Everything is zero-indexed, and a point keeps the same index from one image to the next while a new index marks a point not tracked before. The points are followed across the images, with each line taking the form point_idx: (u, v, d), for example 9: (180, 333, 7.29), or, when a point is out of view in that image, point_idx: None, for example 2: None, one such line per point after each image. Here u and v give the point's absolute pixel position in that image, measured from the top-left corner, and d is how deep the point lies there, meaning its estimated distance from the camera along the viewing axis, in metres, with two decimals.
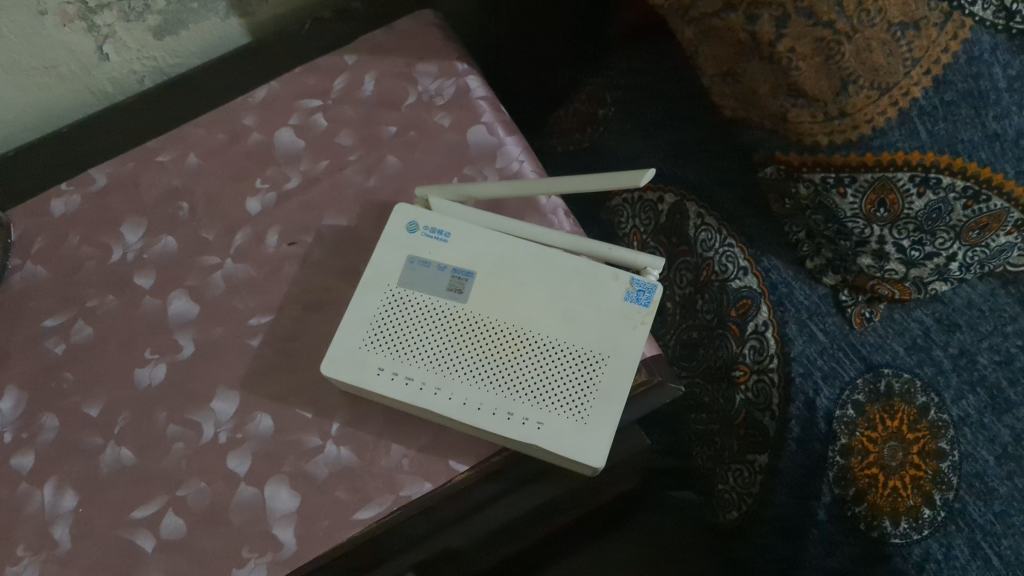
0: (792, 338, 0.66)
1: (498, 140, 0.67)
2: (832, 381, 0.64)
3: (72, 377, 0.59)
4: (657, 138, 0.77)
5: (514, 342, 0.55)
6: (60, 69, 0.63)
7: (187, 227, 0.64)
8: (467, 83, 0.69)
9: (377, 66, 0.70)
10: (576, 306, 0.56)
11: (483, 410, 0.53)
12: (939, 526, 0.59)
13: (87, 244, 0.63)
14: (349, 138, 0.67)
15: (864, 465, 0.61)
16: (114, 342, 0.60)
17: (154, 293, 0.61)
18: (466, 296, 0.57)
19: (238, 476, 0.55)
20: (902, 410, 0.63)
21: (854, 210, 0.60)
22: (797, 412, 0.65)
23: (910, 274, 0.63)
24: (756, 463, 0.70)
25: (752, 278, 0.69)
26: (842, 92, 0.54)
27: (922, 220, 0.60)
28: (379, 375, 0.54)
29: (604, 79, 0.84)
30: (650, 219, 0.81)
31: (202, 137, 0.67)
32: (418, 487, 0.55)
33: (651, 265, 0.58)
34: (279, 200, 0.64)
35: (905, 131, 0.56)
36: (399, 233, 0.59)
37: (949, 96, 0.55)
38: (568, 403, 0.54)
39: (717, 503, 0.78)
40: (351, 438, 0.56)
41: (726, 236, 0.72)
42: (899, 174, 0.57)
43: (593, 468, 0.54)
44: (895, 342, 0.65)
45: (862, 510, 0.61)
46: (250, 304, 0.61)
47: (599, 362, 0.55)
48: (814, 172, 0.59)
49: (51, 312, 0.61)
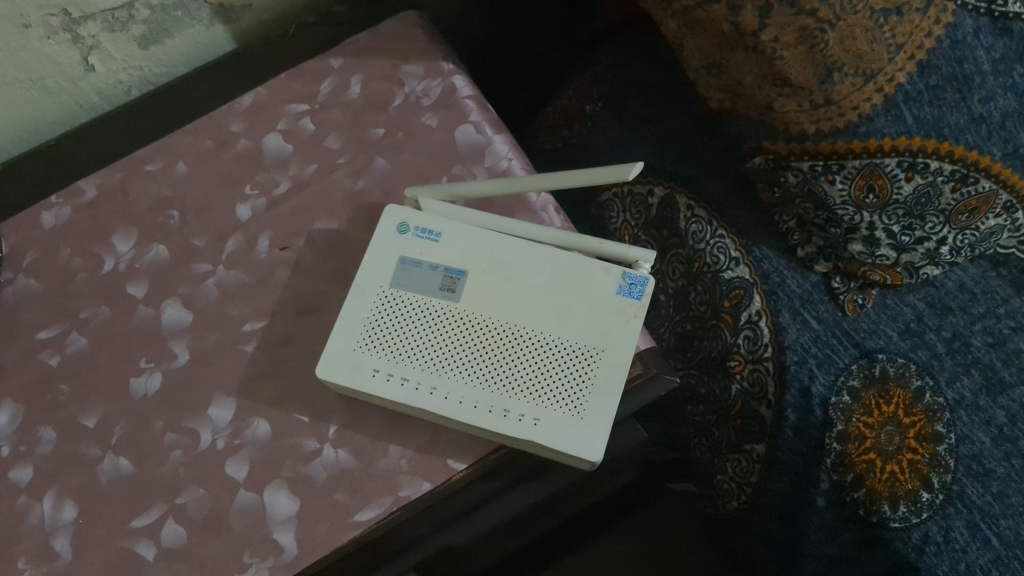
0: (786, 327, 0.66)
1: (487, 139, 0.67)
2: (827, 367, 0.65)
3: (67, 389, 0.59)
4: (644, 131, 0.78)
5: (508, 340, 0.55)
6: (46, 81, 0.63)
7: (178, 235, 0.64)
8: (454, 82, 0.70)
9: (362, 69, 0.70)
10: (570, 302, 0.56)
11: (480, 408, 0.53)
12: (938, 509, 0.59)
13: (78, 255, 0.63)
14: (337, 141, 0.67)
15: (861, 451, 0.61)
16: (108, 352, 0.60)
17: (146, 303, 0.61)
18: (458, 295, 0.57)
19: (237, 483, 0.55)
20: (897, 394, 0.63)
21: (844, 197, 0.60)
22: (793, 400, 0.65)
23: (902, 259, 0.64)
24: (753, 452, 0.70)
25: (744, 268, 0.69)
26: (827, 79, 0.54)
27: (911, 205, 0.60)
28: (375, 376, 0.54)
29: (591, 74, 0.84)
30: (641, 212, 0.81)
31: (190, 145, 0.67)
32: (417, 488, 0.55)
33: (642, 258, 0.58)
34: (269, 205, 0.64)
35: (891, 117, 0.56)
36: (389, 234, 0.59)
37: (933, 80, 0.55)
38: (564, 398, 0.54)
39: (716, 494, 0.78)
40: (348, 440, 0.56)
41: (717, 228, 0.72)
42: (887, 160, 0.58)
43: (591, 462, 0.54)
44: (888, 327, 0.65)
45: (861, 496, 0.61)
46: (243, 310, 0.61)
47: (593, 356, 0.55)
48: (802, 160, 0.60)
49: (44, 325, 0.61)
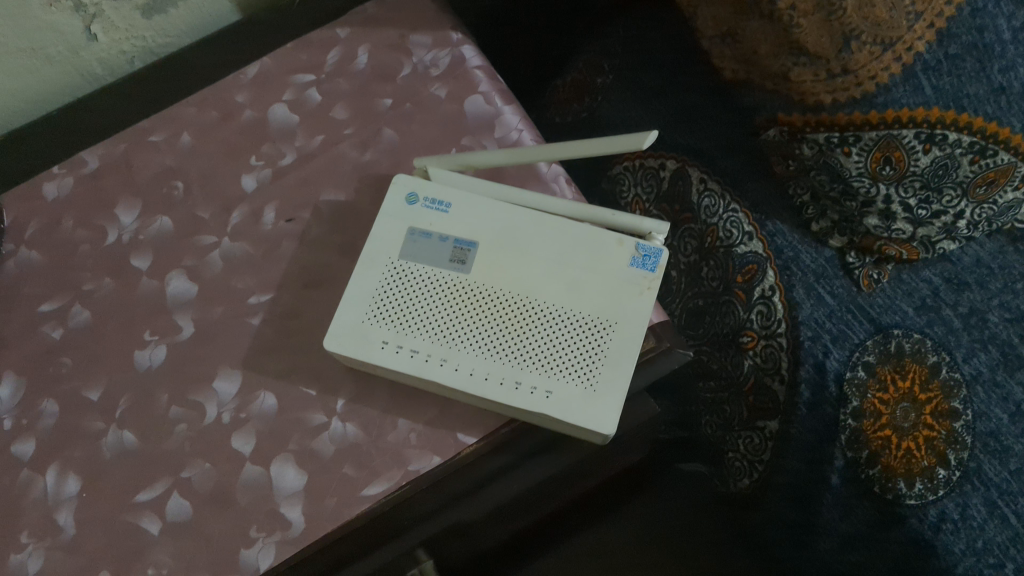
0: (800, 302, 0.65)
1: (496, 109, 0.66)
2: (842, 343, 0.64)
3: (70, 362, 0.58)
4: (655, 104, 0.77)
5: (518, 310, 0.54)
6: (47, 50, 0.60)
7: (182, 207, 0.63)
8: (463, 52, 0.68)
9: (370, 39, 0.69)
10: (582, 273, 0.55)
11: (491, 379, 0.52)
12: (955, 486, 0.58)
13: (81, 227, 0.62)
14: (344, 111, 0.66)
15: (876, 427, 0.60)
16: (112, 324, 0.59)
17: (151, 275, 0.60)
18: (468, 267, 0.56)
19: (243, 457, 0.54)
20: (913, 370, 0.62)
21: (860, 169, 0.59)
22: (807, 375, 0.64)
23: (919, 233, 0.62)
24: (766, 430, 0.69)
25: (758, 243, 0.68)
26: (844, 48, 0.54)
27: (928, 176, 0.58)
28: (384, 348, 0.53)
29: (601, 47, 0.84)
30: (653, 187, 0.80)
31: (194, 116, 0.66)
32: (427, 462, 0.54)
33: (656, 230, 0.57)
34: (274, 176, 0.63)
35: (909, 87, 0.55)
36: (398, 204, 0.57)
37: (953, 49, 0.54)
38: (576, 370, 0.53)
39: (727, 473, 0.77)
40: (356, 414, 0.56)
41: (730, 202, 0.70)
42: (904, 131, 0.56)
43: (604, 436, 0.53)
44: (904, 302, 0.64)
45: (876, 473, 0.60)
46: (249, 282, 0.60)
47: (606, 329, 0.54)
48: (818, 131, 0.59)
49: (47, 298, 0.60)
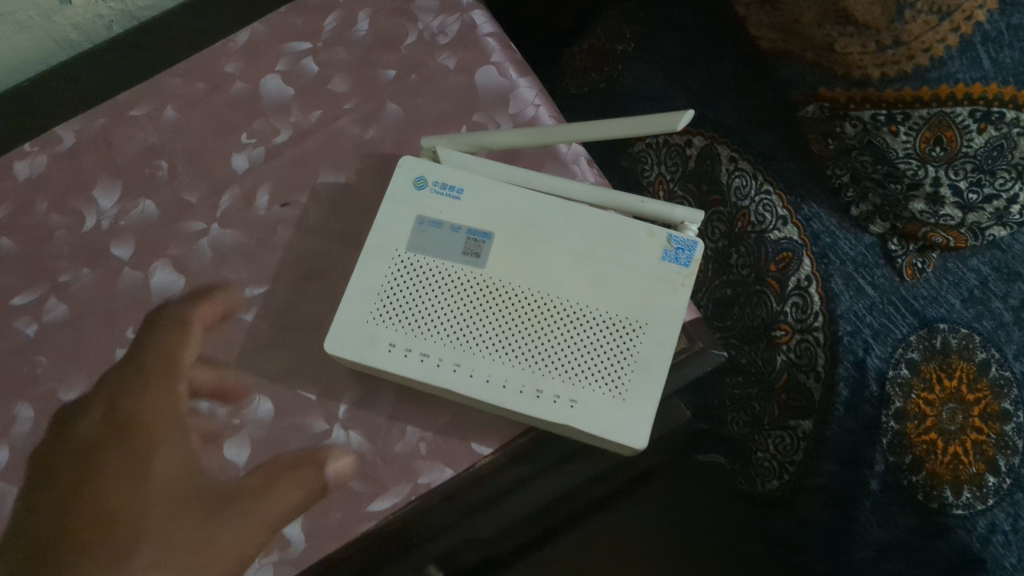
0: (838, 294, 0.60)
1: (511, 82, 0.61)
2: (883, 338, 0.58)
3: (47, 361, 0.52)
4: (680, 75, 0.71)
5: (539, 309, 0.49)
6: (18, 15, 0.52)
7: (167, 189, 0.57)
8: (472, 18, 0.63)
9: (371, 4, 0.63)
10: (609, 268, 0.50)
11: (510, 387, 0.47)
12: (1005, 495, 0.52)
13: (56, 212, 0.56)
14: (343, 84, 0.60)
15: (920, 431, 0.55)
16: (92, 319, 0.53)
17: (134, 264, 0.55)
18: (483, 261, 0.50)
19: (236, 468, 0.50)
20: (961, 368, 0.56)
21: (908, 150, 0.53)
22: (846, 373, 0.59)
23: (968, 220, 0.55)
24: (800, 429, 0.64)
25: (793, 228, 0.63)
26: (898, 17, 0.49)
27: (982, 158, 0.52)
28: (391, 351, 0.48)
29: (623, 10, 0.79)
30: (677, 165, 0.75)
31: (180, 88, 0.60)
32: (438, 474, 0.50)
33: (688, 220, 0.52)
34: (268, 155, 0.58)
35: (967, 60, 0.50)
36: (405, 190, 0.52)
37: (1017, 18, 0.49)
38: (603, 377, 0.48)
39: (754, 472, 0.73)
40: (360, 421, 0.51)
41: (761, 184, 0.65)
42: (958, 109, 0.51)
43: (633, 450, 0.48)
44: (949, 293, 0.58)
45: (920, 480, 0.55)
46: (242, 273, 0.55)
47: (635, 331, 0.49)
48: (863, 109, 0.54)
49: (20, 290, 0.54)
